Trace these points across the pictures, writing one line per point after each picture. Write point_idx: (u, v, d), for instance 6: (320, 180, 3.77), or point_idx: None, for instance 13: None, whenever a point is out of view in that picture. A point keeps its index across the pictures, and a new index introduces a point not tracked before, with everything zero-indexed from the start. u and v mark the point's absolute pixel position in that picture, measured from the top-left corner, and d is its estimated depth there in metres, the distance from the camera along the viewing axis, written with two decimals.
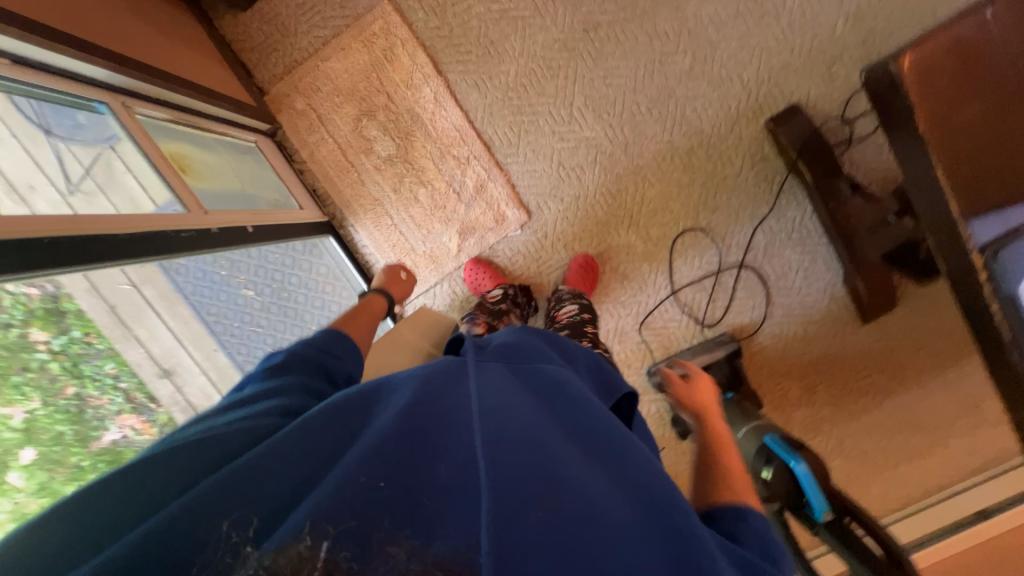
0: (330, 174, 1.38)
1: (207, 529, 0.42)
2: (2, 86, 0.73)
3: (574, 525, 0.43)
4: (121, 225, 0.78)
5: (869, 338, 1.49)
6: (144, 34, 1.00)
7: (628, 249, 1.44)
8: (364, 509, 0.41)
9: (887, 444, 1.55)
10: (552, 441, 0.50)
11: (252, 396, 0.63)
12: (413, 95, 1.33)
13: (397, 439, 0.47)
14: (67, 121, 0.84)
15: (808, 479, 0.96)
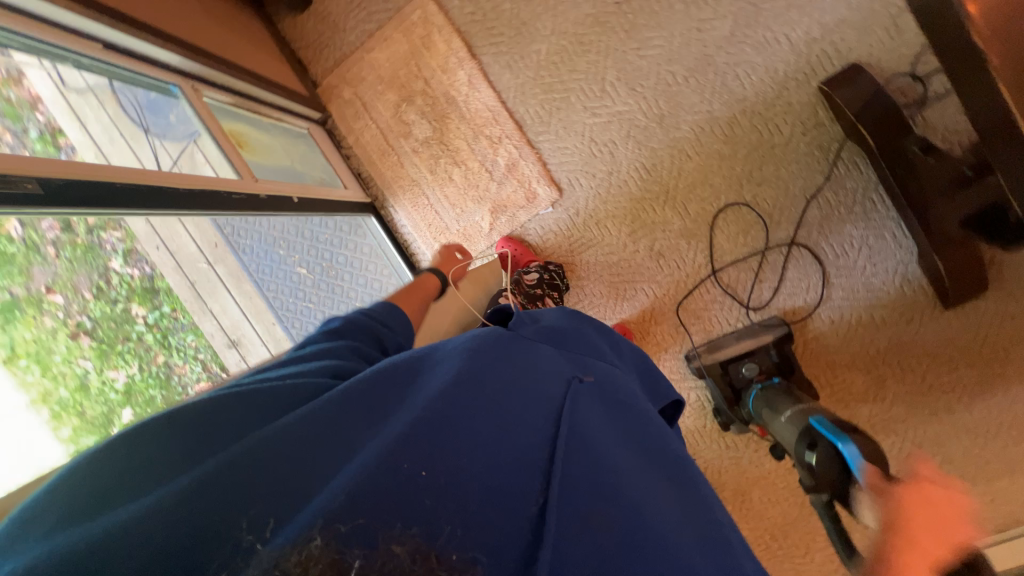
0: (373, 158, 1.48)
1: (227, 519, 0.41)
2: (107, 72, 0.89)
3: (607, 518, 0.52)
4: (182, 182, 0.90)
5: (952, 325, 1.30)
6: (214, 32, 1.14)
7: (664, 226, 1.38)
8: (411, 487, 0.46)
9: (979, 452, 1.33)
10: (595, 447, 0.60)
11: (307, 356, 0.66)
12: (449, 79, 1.39)
13: (456, 425, 0.54)
14: (162, 119, 1.00)
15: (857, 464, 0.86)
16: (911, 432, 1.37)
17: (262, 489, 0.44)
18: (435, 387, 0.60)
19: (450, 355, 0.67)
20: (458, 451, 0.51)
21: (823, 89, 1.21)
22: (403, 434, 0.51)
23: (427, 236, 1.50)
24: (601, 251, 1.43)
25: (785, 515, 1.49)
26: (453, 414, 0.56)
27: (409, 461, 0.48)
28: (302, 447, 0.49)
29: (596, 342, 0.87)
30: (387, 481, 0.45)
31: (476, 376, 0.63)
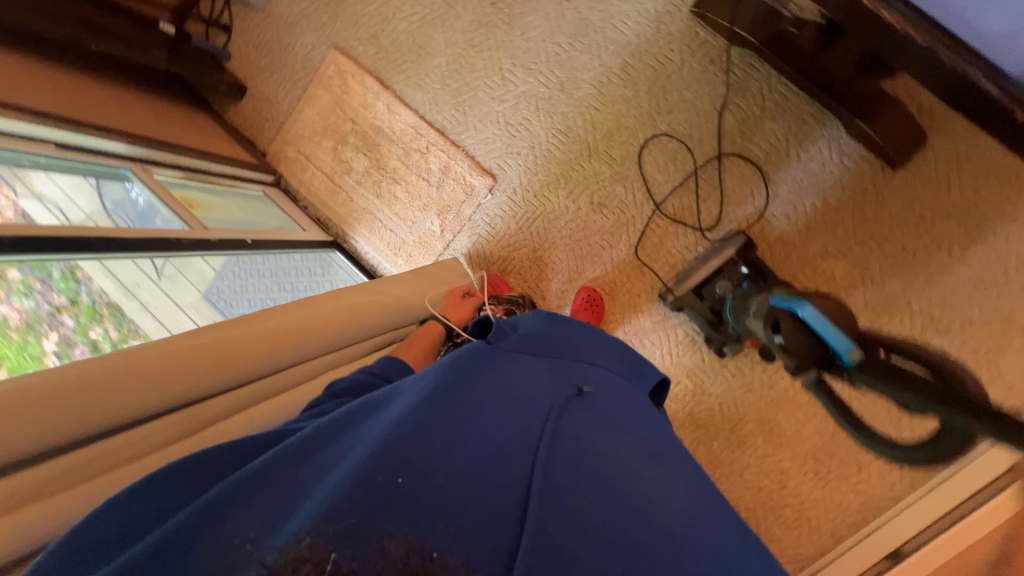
0: (325, 200, 1.63)
1: (218, 527, 0.54)
2: (77, 169, 1.08)
3: (602, 508, 0.62)
4: (135, 233, 1.03)
5: (909, 183, 1.26)
6: (159, 125, 1.33)
7: (596, 178, 1.43)
8: (394, 496, 0.56)
9: (997, 305, 1.23)
10: (567, 438, 0.69)
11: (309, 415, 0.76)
12: (371, 112, 1.55)
13: (436, 437, 0.63)
14: (142, 211, 1.15)
15: (818, 319, 0.75)
16: (918, 304, 1.27)
17: (258, 509, 0.55)
18: (411, 402, 0.69)
19: (426, 375, 0.76)
20: (430, 460, 0.60)
21: (694, 11, 1.30)
22: (381, 449, 0.59)
23: (389, 255, 1.60)
24: (548, 220, 1.48)
25: (821, 431, 1.39)
26: (428, 425, 0.64)
27: (382, 470, 0.57)
28: (301, 482, 0.58)
29: (576, 338, 0.93)
30: (366, 495, 0.54)
31: (447, 389, 0.72)
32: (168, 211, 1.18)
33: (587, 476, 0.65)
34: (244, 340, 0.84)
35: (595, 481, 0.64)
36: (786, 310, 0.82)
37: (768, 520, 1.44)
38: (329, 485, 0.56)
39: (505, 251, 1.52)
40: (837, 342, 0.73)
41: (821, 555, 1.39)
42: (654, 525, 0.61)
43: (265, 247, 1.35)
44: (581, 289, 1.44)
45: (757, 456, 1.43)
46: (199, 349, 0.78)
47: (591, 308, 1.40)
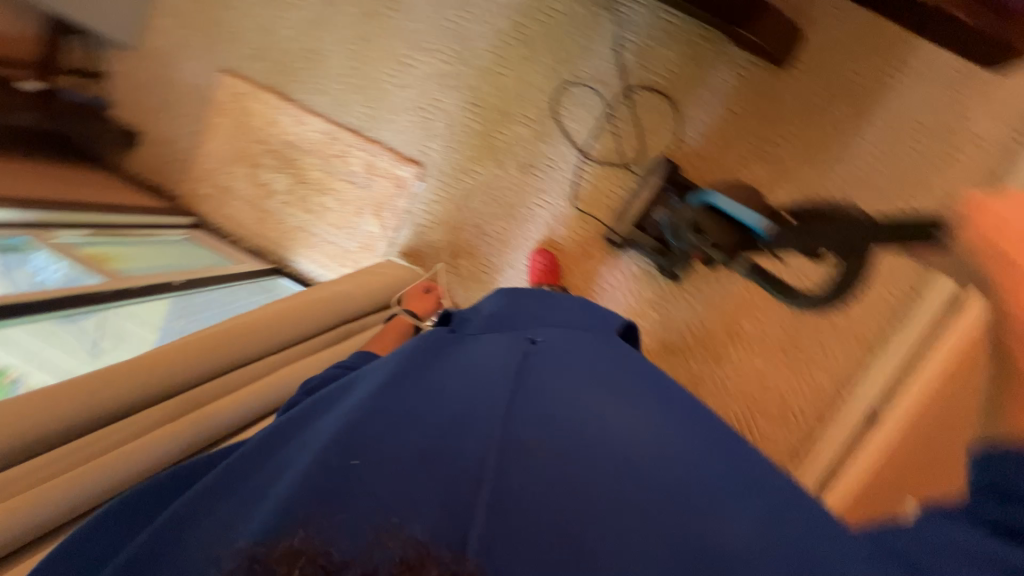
0: (254, 229, 1.56)
1: (193, 524, 0.57)
2: None
3: (572, 458, 0.57)
4: (48, 292, 0.94)
5: (798, 77, 1.35)
6: (47, 185, 1.23)
7: (518, 140, 1.45)
8: (343, 484, 0.54)
9: (900, 170, 1.34)
10: (524, 392, 0.65)
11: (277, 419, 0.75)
12: (278, 128, 1.50)
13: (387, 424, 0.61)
14: (56, 275, 1.04)
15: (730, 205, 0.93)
16: (835, 186, 1.37)
17: (224, 512, 0.57)
18: (369, 390, 0.67)
19: (387, 361, 0.75)
20: (380, 446, 0.58)
21: None
22: (336, 440, 0.58)
23: (335, 268, 1.56)
24: (483, 193, 1.49)
25: (782, 325, 1.48)
26: (379, 410, 0.63)
27: (335, 459, 0.56)
28: (274, 476, 0.60)
29: (537, 309, 0.92)
30: (321, 486, 0.54)
31: (402, 374, 0.70)
32: (84, 270, 1.09)
33: (546, 427, 0.61)
34: (191, 351, 0.95)
35: (559, 431, 0.60)
36: (702, 207, 0.99)
37: (757, 421, 1.51)
38: (290, 480, 0.56)
39: (451, 233, 1.52)
40: (746, 219, 0.90)
41: (812, 438, 1.49)
42: (625, 475, 0.57)
43: (195, 287, 1.29)
44: (536, 252, 1.47)
45: (733, 365, 1.51)
46: (151, 356, 0.90)
47: (547, 270, 1.44)
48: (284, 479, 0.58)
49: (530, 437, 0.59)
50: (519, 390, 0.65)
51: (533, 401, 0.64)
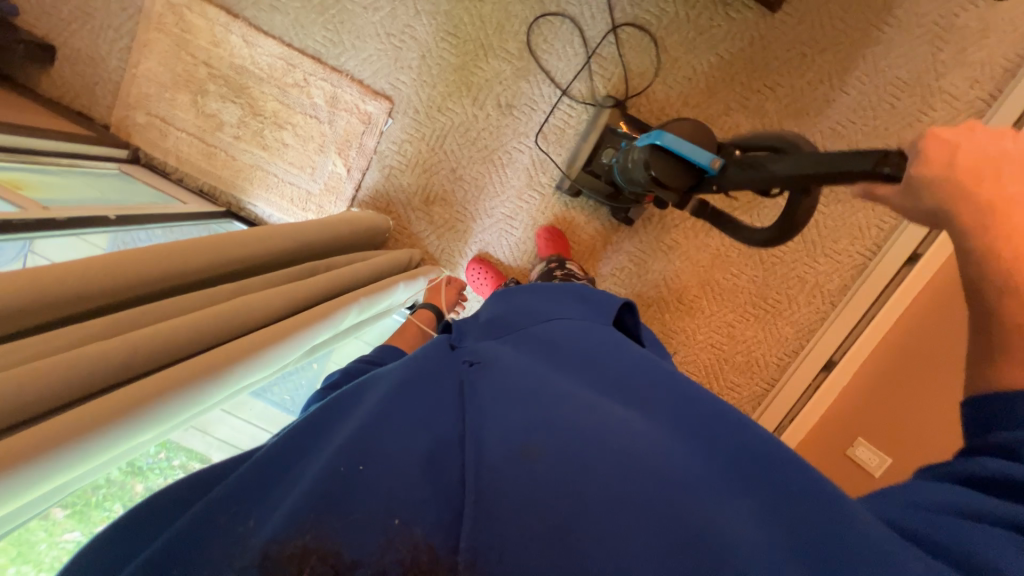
0: (203, 167, 1.40)
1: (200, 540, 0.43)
2: None
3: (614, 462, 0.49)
4: None
5: (787, 23, 1.31)
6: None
7: (498, 77, 1.35)
8: (360, 488, 0.44)
9: (877, 126, 1.36)
10: (557, 403, 0.56)
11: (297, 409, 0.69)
12: (225, 49, 1.32)
13: (400, 425, 0.52)
14: None
15: (678, 145, 0.91)
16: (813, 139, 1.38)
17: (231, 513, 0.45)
18: (377, 395, 0.57)
19: (398, 367, 0.65)
20: (399, 444, 0.49)
21: None
22: (347, 440, 0.49)
23: (296, 212, 1.44)
24: (460, 135, 1.39)
25: (754, 280, 1.51)
26: (395, 417, 0.53)
27: (342, 459, 0.46)
28: (278, 468, 0.49)
29: (548, 307, 0.82)
30: (328, 486, 0.44)
31: (418, 375, 0.62)
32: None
33: (586, 442, 0.50)
34: (122, 280, 0.74)
35: (602, 445, 0.50)
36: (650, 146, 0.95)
37: (725, 372, 1.57)
38: (295, 483, 0.47)
39: (425, 177, 1.42)
40: (700, 160, 0.90)
41: (773, 387, 1.57)
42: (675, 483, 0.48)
43: (133, 222, 1.14)
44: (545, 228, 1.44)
45: (706, 318, 1.54)
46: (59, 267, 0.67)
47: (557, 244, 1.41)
48: (293, 480, 0.48)
49: (565, 451, 0.49)
50: (552, 403, 0.56)
51: (569, 412, 0.55)
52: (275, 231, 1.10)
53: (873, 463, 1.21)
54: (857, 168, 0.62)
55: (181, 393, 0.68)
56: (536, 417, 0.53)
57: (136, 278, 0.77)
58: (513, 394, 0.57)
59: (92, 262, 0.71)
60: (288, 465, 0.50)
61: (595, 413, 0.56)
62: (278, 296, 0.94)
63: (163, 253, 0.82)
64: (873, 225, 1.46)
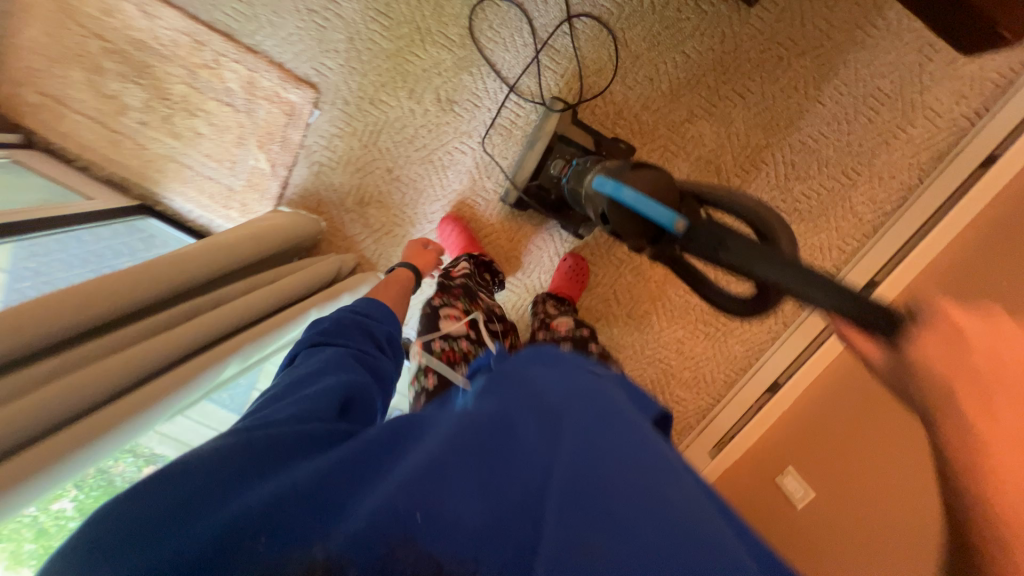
0: (108, 155, 1.26)
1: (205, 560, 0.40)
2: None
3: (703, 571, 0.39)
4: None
5: (762, 21, 1.17)
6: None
7: (437, 67, 1.20)
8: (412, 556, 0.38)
9: (849, 141, 1.27)
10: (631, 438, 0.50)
11: (301, 376, 0.66)
12: (121, 20, 1.16)
13: (457, 476, 0.44)
14: None
15: (636, 198, 0.66)
16: (780, 154, 1.28)
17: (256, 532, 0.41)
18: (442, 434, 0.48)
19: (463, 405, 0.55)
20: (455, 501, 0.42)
21: None
22: (413, 474, 0.44)
23: (217, 210, 1.31)
24: (396, 131, 1.25)
25: None
26: (467, 447, 0.46)
27: (406, 500, 0.41)
28: (307, 509, 0.43)
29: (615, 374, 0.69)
30: (379, 529, 0.39)
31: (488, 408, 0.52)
32: None
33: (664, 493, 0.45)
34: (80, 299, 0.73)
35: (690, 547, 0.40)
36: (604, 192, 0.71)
37: (671, 387, 1.55)
38: (346, 517, 0.42)
39: (358, 177, 1.30)
40: (660, 217, 0.63)
41: (717, 404, 1.55)
42: None
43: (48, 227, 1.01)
44: (569, 255, 1.36)
45: (655, 333, 1.49)
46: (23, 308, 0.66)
47: (574, 277, 1.34)
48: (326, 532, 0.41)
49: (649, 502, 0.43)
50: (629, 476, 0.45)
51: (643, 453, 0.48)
52: (219, 241, 1.01)
53: (796, 494, 1.21)
54: (837, 307, 0.49)
55: (118, 434, 0.71)
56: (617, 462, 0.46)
57: (98, 310, 0.75)
58: (593, 434, 0.49)
59: (20, 307, 0.66)
60: (321, 496, 0.44)
61: (682, 493, 0.46)
62: (197, 331, 0.88)
63: (112, 282, 0.78)
64: (834, 246, 1.36)
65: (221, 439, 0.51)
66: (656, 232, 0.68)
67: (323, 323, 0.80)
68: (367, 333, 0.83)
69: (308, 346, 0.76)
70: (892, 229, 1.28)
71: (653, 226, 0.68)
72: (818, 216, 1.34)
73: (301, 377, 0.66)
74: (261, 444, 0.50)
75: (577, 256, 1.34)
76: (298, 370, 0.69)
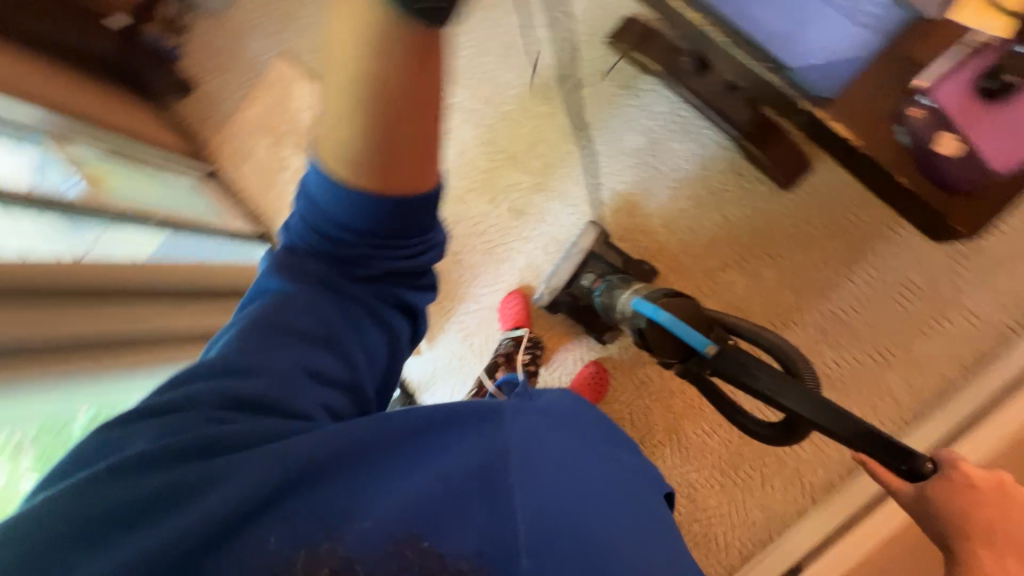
0: (258, 195, 1.67)
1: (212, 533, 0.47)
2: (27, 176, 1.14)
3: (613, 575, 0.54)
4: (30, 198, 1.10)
5: (797, 202, 1.36)
6: (74, 91, 1.37)
7: (517, 185, 1.52)
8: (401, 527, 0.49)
9: (882, 322, 1.32)
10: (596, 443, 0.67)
11: (266, 330, 0.57)
12: (310, 114, 1.64)
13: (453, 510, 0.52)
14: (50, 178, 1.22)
15: (676, 324, 0.79)
16: (810, 318, 1.35)
17: (266, 513, 0.49)
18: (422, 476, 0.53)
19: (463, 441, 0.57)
20: (454, 511, 0.52)
21: (607, 41, 1.43)
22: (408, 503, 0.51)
23: None
24: (472, 224, 1.54)
25: (727, 442, 1.40)
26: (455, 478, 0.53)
27: (413, 527, 0.50)
28: (297, 494, 0.50)
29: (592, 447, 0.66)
30: (391, 532, 0.49)
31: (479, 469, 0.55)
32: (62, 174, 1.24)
33: (632, 482, 0.68)
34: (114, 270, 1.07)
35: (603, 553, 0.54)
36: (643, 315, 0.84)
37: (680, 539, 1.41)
38: (350, 524, 0.49)
39: None
40: (694, 340, 0.78)
41: None
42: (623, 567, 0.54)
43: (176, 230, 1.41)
44: (592, 361, 1.45)
45: (667, 470, 1.43)
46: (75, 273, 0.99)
47: (594, 383, 1.40)
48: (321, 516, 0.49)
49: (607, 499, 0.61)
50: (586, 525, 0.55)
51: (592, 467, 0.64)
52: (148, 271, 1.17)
53: None
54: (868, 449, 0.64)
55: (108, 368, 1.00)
56: (581, 495, 0.58)
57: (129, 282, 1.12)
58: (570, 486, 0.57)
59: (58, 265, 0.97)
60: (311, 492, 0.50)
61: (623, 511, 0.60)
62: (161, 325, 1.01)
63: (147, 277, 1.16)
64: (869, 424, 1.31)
65: (211, 416, 0.53)
66: (681, 349, 0.81)
67: (327, 232, 0.56)
68: (344, 271, 0.60)
69: (279, 280, 0.60)
70: (933, 419, 1.23)
71: (684, 347, 0.81)
72: (850, 386, 1.33)
73: (293, 324, 0.58)
74: (268, 430, 0.53)
75: (597, 362, 1.42)
76: (289, 305, 0.59)
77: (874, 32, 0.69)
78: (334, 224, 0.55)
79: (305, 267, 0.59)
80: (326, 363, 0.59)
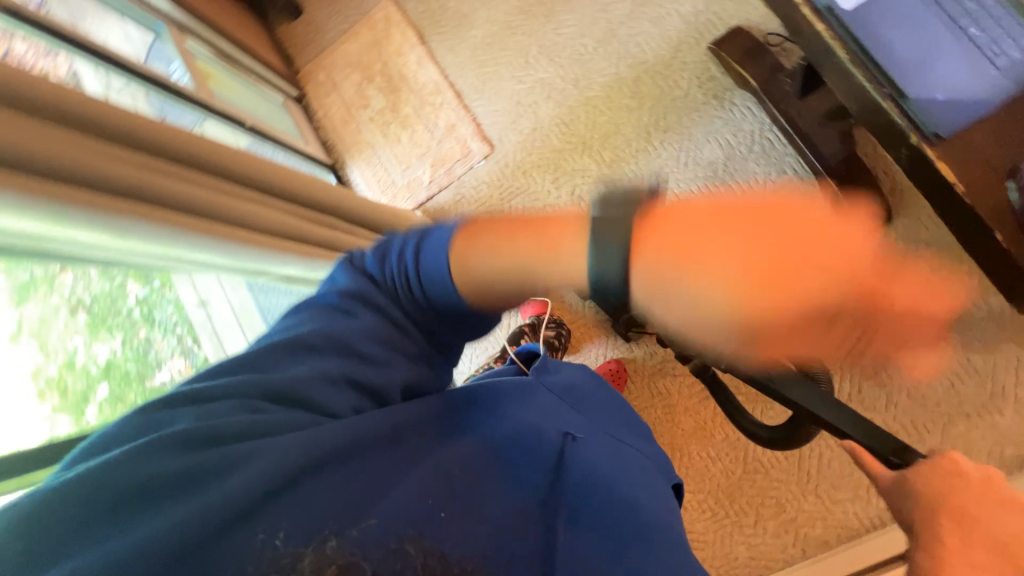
0: (337, 128, 1.75)
1: (219, 533, 0.44)
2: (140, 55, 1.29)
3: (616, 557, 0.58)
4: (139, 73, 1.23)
5: None
6: None
7: (583, 171, 1.51)
8: (414, 512, 0.49)
9: (927, 395, 1.25)
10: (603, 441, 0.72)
11: (300, 343, 0.56)
12: (403, 60, 1.69)
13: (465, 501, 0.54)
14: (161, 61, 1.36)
15: None
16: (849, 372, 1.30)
17: (278, 505, 0.46)
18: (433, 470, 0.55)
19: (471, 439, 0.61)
20: (469, 497, 0.54)
21: (710, 48, 1.41)
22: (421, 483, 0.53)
23: (376, 193, 1.69)
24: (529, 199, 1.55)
25: (728, 473, 1.38)
26: (465, 476, 0.56)
27: (431, 498, 0.52)
28: (315, 489, 0.49)
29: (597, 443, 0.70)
30: (408, 513, 0.49)
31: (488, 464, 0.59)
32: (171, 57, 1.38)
33: (645, 485, 0.69)
34: None
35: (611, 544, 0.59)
36: None
37: None
38: (365, 514, 0.48)
39: None
40: None
41: None
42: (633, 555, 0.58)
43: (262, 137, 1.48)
44: (613, 359, 1.45)
45: None
46: None
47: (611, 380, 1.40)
48: (339, 506, 0.48)
49: (613, 494, 0.64)
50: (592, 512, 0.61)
51: (608, 459, 0.68)
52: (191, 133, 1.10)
53: None
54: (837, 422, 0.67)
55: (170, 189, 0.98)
56: (588, 483, 0.63)
57: None
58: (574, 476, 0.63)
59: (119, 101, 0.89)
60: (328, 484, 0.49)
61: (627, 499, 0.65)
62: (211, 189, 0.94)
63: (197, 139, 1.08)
64: None
65: (237, 411, 0.51)
66: None
67: (412, 289, 0.60)
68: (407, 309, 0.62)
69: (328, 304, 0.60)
70: None
71: None
72: None
73: (329, 332, 0.57)
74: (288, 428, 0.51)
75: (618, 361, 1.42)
76: (325, 324, 0.58)
77: (1008, 77, 0.68)
78: (423, 288, 0.60)
79: (359, 293, 0.61)
80: (362, 373, 0.57)
